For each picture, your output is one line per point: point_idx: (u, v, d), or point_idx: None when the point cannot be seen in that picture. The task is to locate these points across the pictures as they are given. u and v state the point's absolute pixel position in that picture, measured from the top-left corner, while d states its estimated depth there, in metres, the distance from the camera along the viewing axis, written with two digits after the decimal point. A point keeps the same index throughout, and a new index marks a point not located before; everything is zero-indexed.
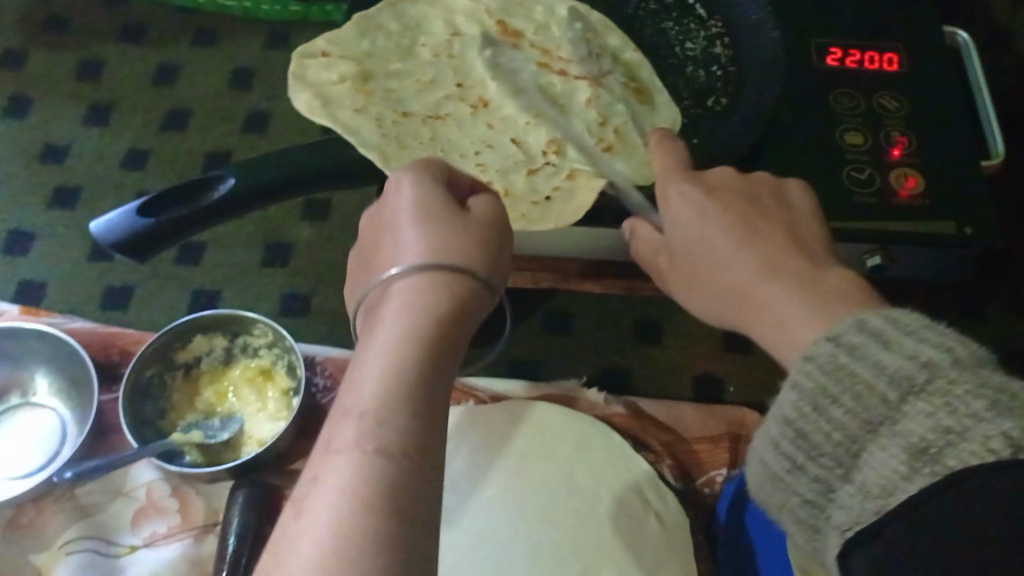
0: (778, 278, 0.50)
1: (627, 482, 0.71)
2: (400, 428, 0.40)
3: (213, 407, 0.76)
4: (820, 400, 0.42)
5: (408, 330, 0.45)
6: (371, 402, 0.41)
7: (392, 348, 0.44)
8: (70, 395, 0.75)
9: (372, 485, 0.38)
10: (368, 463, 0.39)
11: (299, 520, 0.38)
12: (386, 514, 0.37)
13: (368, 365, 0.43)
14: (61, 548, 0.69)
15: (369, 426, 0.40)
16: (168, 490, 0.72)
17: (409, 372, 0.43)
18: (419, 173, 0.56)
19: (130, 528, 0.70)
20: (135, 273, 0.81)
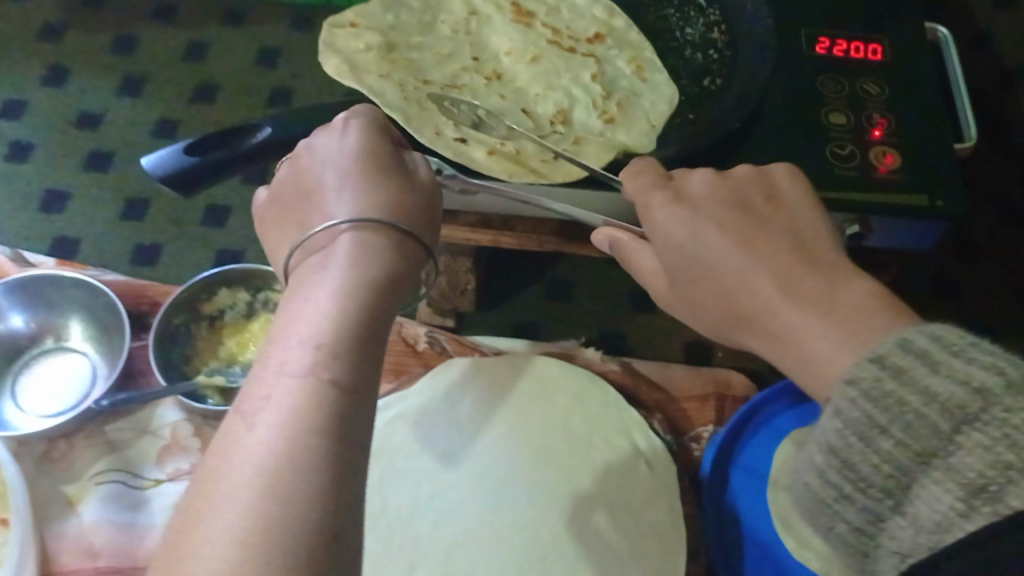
0: (786, 277, 0.46)
1: (622, 431, 0.74)
2: (353, 366, 0.42)
3: (234, 356, 0.82)
4: (866, 431, 0.38)
5: (360, 275, 0.46)
6: (327, 335, 0.43)
7: (343, 290, 0.45)
8: (102, 342, 0.82)
9: (328, 412, 0.40)
10: (325, 390, 0.40)
11: (253, 432, 0.39)
12: (341, 439, 0.39)
13: (316, 303, 0.45)
14: (91, 479, 0.75)
15: (324, 356, 0.42)
16: (191, 431, 0.78)
17: (358, 314, 0.44)
18: (373, 130, 0.57)
19: (155, 464, 0.76)
20: (162, 233, 0.90)
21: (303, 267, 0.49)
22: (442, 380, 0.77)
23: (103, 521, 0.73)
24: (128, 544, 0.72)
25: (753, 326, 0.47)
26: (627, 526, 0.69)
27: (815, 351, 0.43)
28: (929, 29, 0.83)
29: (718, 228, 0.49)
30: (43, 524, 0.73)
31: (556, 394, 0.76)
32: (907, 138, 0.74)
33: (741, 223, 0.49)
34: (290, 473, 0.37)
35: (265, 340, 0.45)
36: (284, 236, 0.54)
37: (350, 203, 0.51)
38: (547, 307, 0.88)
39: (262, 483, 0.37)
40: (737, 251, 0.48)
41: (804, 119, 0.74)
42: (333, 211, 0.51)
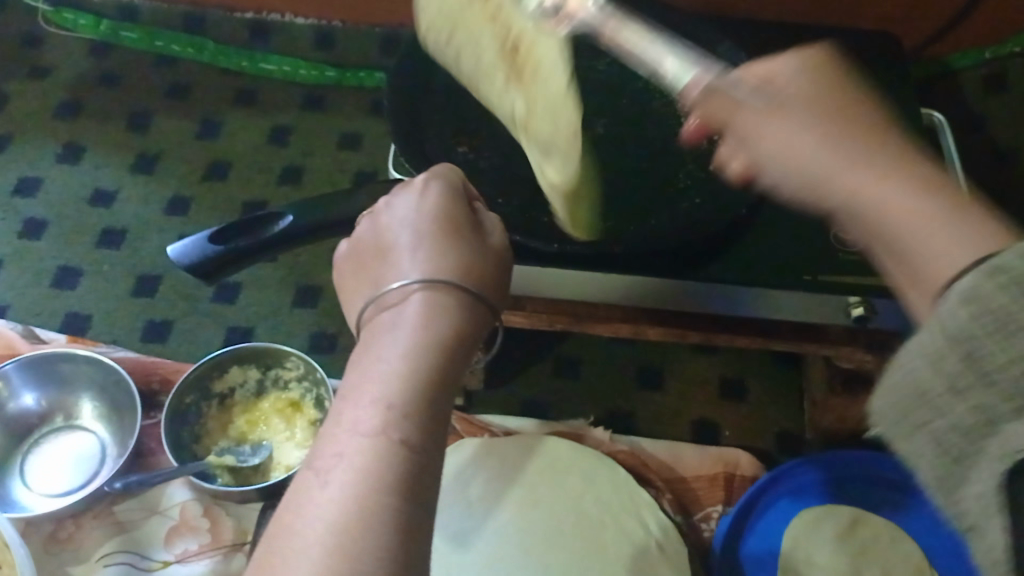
0: (893, 176, 0.46)
1: (632, 513, 0.74)
2: (422, 429, 0.42)
3: (244, 435, 0.82)
4: None
5: (432, 339, 0.45)
6: (399, 396, 0.42)
7: (415, 351, 0.44)
8: (112, 420, 0.82)
9: (398, 474, 0.39)
10: (396, 452, 0.40)
11: (324, 492, 0.39)
12: (409, 505, 0.39)
13: (388, 360, 0.44)
14: (98, 561, 0.75)
15: (395, 418, 0.41)
16: (200, 510, 0.78)
17: (429, 378, 0.44)
18: (447, 187, 0.55)
19: (164, 545, 0.76)
20: (173, 310, 0.90)
21: (374, 326, 0.47)
22: (453, 460, 0.77)
23: None
24: None
25: (858, 218, 0.47)
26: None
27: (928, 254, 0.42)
28: (925, 115, 0.85)
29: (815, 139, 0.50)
30: None
31: (568, 473, 0.76)
32: None
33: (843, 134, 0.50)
34: (357, 539, 0.37)
35: (336, 396, 0.44)
36: (355, 289, 0.52)
37: (421, 259, 0.50)
38: (556, 385, 0.88)
39: (333, 549, 0.37)
40: (828, 154, 0.49)
41: None
42: (406, 267, 0.50)
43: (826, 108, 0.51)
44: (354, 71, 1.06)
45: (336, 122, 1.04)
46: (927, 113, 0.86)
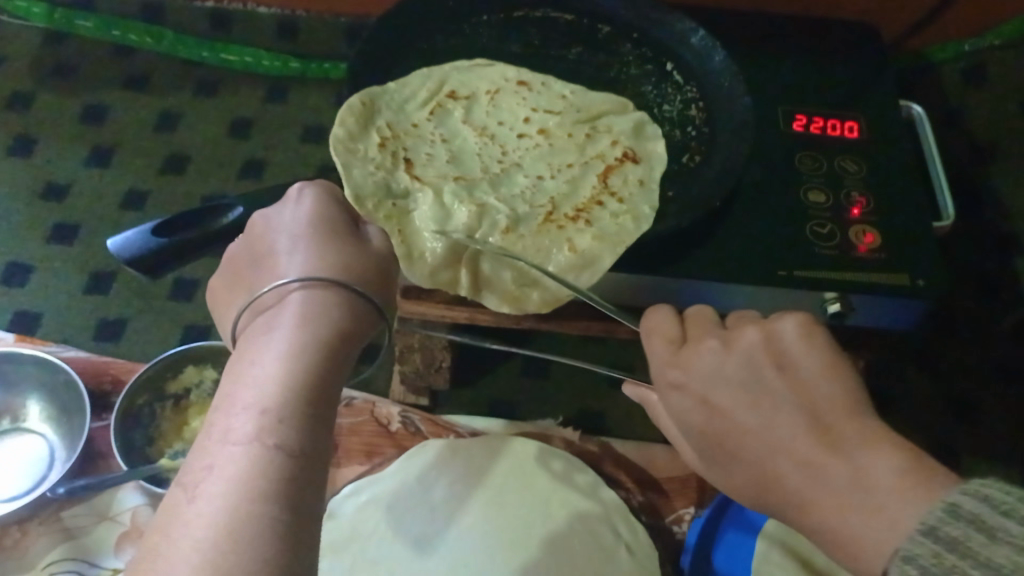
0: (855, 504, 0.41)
1: (599, 514, 0.72)
2: (300, 427, 0.41)
3: (200, 437, 0.78)
4: None
5: (310, 337, 0.44)
6: (273, 399, 0.41)
7: (291, 352, 0.43)
8: (60, 421, 0.78)
9: (270, 478, 0.38)
10: (270, 453, 0.39)
11: (193, 503, 0.38)
12: (289, 502, 0.38)
13: (261, 365, 0.43)
14: (44, 569, 0.71)
15: (267, 422, 0.40)
16: (152, 515, 0.74)
17: (306, 377, 0.42)
18: (322, 191, 0.54)
19: (114, 552, 0.73)
20: (128, 307, 0.87)
21: (250, 332, 0.46)
22: (416, 463, 0.74)
23: None
24: None
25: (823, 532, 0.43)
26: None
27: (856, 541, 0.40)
28: (902, 107, 0.84)
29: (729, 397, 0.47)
30: None
31: (535, 478, 0.74)
32: (887, 216, 0.74)
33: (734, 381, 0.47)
34: (227, 550, 0.36)
35: (210, 408, 0.43)
36: (235, 303, 0.51)
37: (302, 264, 0.48)
38: (524, 384, 0.86)
39: (204, 557, 0.36)
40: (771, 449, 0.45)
41: (785, 197, 0.74)
42: (288, 274, 0.48)
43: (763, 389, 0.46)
44: (319, 61, 1.03)
45: (300, 114, 1.01)
46: (905, 103, 0.84)
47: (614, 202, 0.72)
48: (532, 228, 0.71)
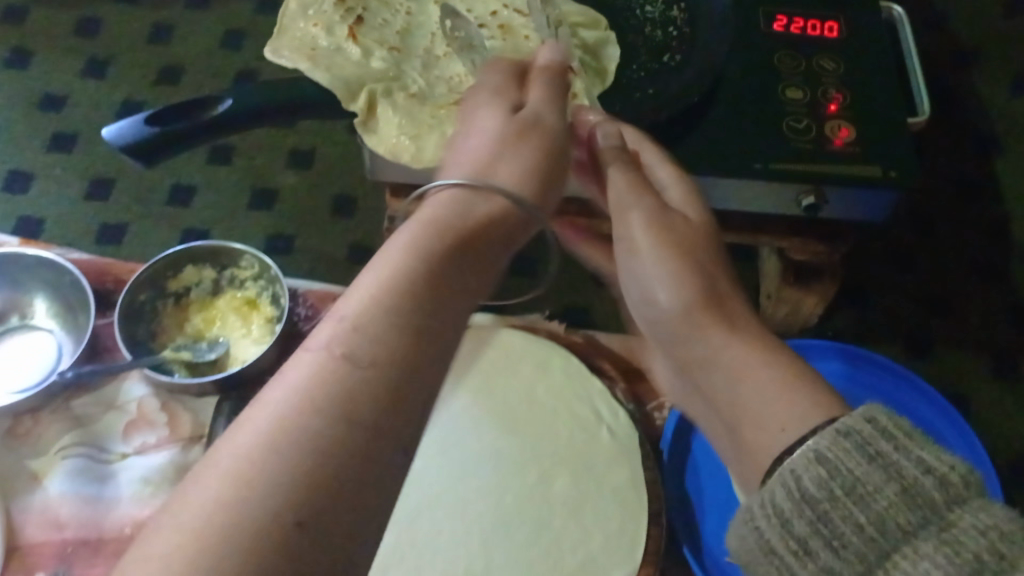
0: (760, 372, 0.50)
1: (581, 399, 0.75)
2: (377, 343, 0.37)
3: (201, 332, 0.83)
4: (855, 488, 0.41)
5: (414, 244, 0.41)
6: (358, 308, 0.38)
7: (396, 257, 0.41)
8: (67, 319, 0.82)
9: (331, 386, 0.35)
10: (338, 393, 0.35)
11: (253, 408, 0.35)
12: (338, 420, 0.34)
13: (366, 269, 0.41)
14: (57, 454, 0.75)
15: (343, 330, 0.37)
16: (158, 405, 0.78)
17: (406, 282, 0.40)
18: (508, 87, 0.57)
19: (121, 438, 0.76)
20: (126, 213, 0.92)
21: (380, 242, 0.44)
22: None
23: (71, 495, 0.73)
24: (94, 517, 0.72)
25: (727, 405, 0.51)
26: (586, 493, 0.70)
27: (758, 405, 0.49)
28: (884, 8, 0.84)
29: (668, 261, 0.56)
30: (10, 497, 0.73)
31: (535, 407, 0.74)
32: (864, 112, 0.76)
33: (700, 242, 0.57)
34: (263, 458, 0.33)
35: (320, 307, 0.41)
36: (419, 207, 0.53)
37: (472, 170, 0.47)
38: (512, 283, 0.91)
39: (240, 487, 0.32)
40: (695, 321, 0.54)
41: (764, 93, 0.76)
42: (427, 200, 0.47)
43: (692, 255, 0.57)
44: None
45: None
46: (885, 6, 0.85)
47: (533, 106, 0.72)
48: (438, 103, 0.72)
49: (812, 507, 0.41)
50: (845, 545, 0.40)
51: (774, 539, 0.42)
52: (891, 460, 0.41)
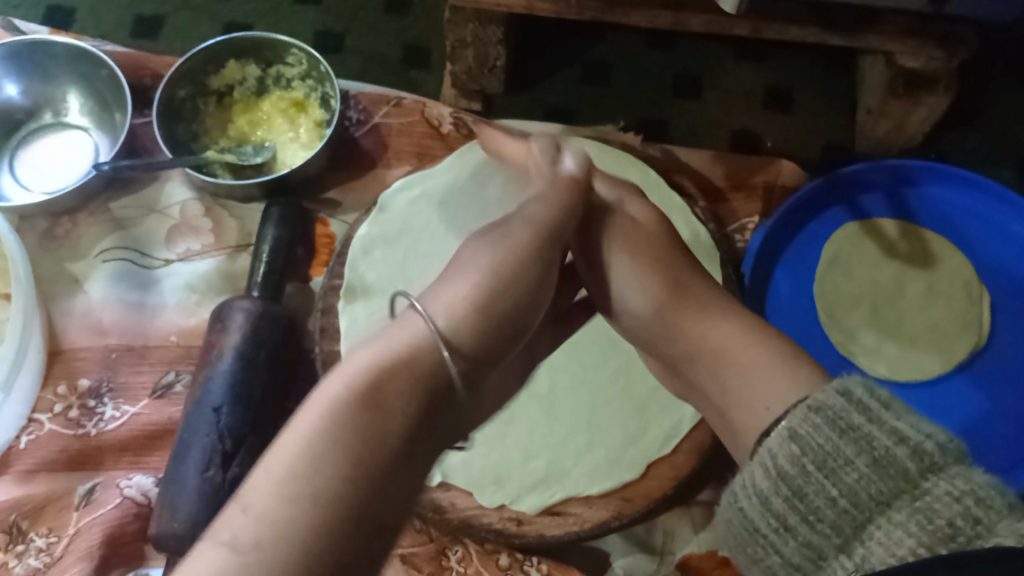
0: (760, 351, 0.47)
1: (658, 216, 0.68)
2: (382, 404, 0.32)
3: (244, 136, 0.76)
4: (826, 464, 0.37)
5: (381, 359, 0.34)
6: (364, 366, 0.33)
7: (376, 358, 0.34)
8: (103, 117, 0.76)
9: (349, 462, 0.29)
10: (360, 419, 0.31)
11: (231, 516, 0.27)
12: (339, 499, 0.28)
13: (344, 363, 0.34)
14: (97, 258, 0.71)
15: (341, 406, 0.31)
16: (200, 210, 0.73)
17: (392, 374, 0.33)
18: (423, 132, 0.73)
19: (164, 243, 0.72)
20: (164, 4, 0.90)
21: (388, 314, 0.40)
22: (469, 161, 0.71)
23: (113, 300, 0.69)
24: (138, 323, 0.69)
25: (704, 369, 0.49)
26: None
27: (747, 396, 0.46)
28: None
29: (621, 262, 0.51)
30: (50, 301, 0.69)
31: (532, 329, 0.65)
32: None
33: (651, 251, 0.52)
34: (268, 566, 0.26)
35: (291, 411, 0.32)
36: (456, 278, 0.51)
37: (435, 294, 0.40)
38: (582, 90, 0.86)
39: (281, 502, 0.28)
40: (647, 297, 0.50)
41: None
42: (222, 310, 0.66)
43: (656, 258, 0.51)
44: None
45: None
46: None
47: None
48: None
49: (789, 480, 0.39)
50: (818, 518, 0.37)
51: (757, 519, 0.39)
52: (860, 433, 0.37)
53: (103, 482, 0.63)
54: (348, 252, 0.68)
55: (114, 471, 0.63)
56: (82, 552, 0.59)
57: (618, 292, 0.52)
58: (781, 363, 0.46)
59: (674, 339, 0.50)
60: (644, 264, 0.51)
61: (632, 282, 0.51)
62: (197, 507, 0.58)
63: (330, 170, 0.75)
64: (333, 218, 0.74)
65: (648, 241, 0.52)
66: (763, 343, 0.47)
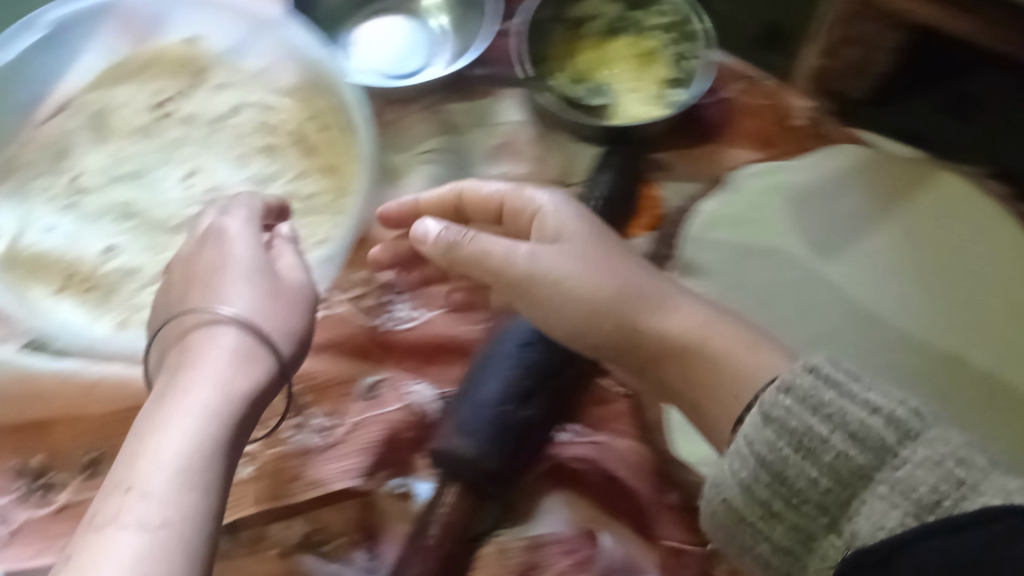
0: (727, 335, 0.51)
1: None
2: (190, 497, 0.40)
3: (584, 73, 0.71)
4: (807, 445, 0.42)
5: (208, 416, 0.44)
6: (186, 485, 0.41)
7: (184, 449, 0.42)
8: (447, 22, 0.75)
9: (184, 556, 0.38)
10: (188, 485, 0.41)
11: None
12: None
13: (161, 438, 0.42)
14: (418, 156, 0.68)
15: (182, 499, 0.40)
16: (530, 137, 0.69)
17: (210, 458, 0.42)
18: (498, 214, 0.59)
19: (487, 159, 0.68)
20: None
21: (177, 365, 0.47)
22: (835, 163, 0.67)
23: None
24: None
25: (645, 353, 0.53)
26: (1005, 400, 0.58)
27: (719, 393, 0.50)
28: None
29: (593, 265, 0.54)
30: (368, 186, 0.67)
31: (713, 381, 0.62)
32: None
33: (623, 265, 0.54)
34: None
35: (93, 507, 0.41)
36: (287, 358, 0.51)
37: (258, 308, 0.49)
38: None
39: (163, 546, 0.38)
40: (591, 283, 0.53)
41: None
42: (206, 317, 0.49)
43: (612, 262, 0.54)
44: None
45: None
46: None
47: None
48: None
49: (770, 466, 0.43)
50: (801, 498, 0.42)
51: (742, 505, 0.44)
52: (832, 410, 0.42)
53: (387, 378, 0.62)
54: (692, 222, 0.65)
55: (399, 372, 0.63)
56: (360, 447, 0.59)
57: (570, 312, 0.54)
58: (679, 339, 0.52)
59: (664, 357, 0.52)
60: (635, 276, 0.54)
61: (567, 269, 0.54)
62: (482, 427, 0.57)
63: (670, 132, 0.70)
64: (665, 182, 0.68)
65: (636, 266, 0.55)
66: (735, 329, 0.51)
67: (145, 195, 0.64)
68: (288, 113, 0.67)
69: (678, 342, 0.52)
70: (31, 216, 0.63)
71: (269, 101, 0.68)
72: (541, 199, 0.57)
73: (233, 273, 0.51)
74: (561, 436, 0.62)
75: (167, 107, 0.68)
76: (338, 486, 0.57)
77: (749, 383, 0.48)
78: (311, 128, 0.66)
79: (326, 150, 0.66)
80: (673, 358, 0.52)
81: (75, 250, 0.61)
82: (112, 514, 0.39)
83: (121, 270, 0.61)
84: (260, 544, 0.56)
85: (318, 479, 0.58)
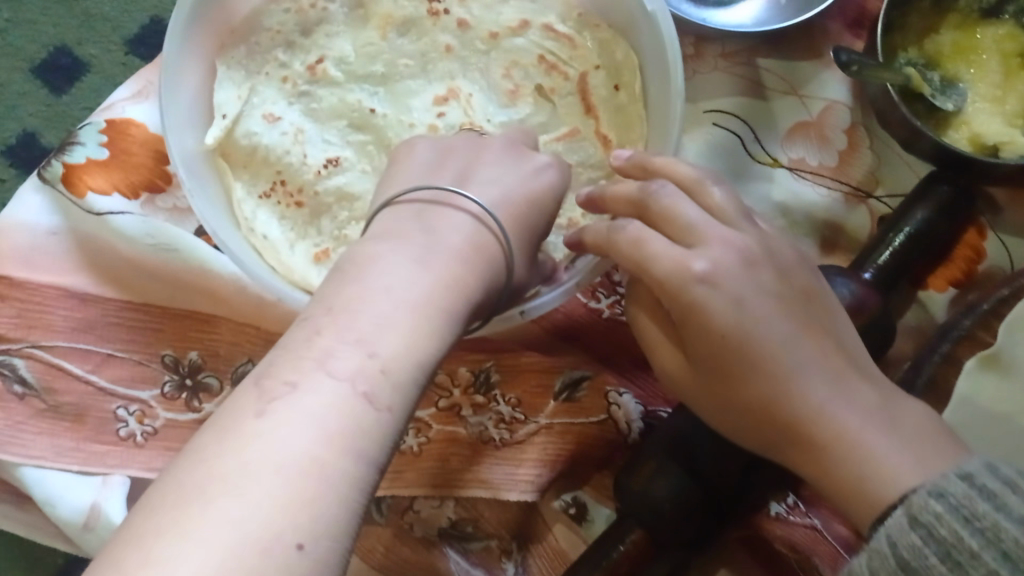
0: (882, 407, 0.40)
1: None
2: (367, 420, 0.30)
3: (936, 61, 0.56)
4: (952, 552, 0.33)
5: (430, 300, 0.34)
6: (359, 415, 0.30)
7: (401, 329, 0.33)
8: None
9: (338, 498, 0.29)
10: (346, 423, 0.30)
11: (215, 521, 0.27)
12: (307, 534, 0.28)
13: (371, 316, 0.33)
14: (706, 114, 0.56)
15: (345, 439, 0.30)
16: (845, 124, 0.55)
17: (428, 344, 0.33)
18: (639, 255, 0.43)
19: (783, 138, 0.55)
20: None
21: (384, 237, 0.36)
22: None
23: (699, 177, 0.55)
24: None
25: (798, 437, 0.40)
26: None
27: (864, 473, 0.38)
28: None
29: (784, 322, 0.41)
30: None
31: None
32: None
33: (809, 319, 0.41)
34: None
35: (205, 451, 0.29)
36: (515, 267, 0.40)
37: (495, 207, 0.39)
38: None
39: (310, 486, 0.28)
40: (780, 339, 0.40)
41: None
42: (444, 198, 0.39)
43: (806, 325, 0.41)
44: None
45: None
46: None
47: None
48: None
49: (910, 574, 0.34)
50: None
51: None
52: (986, 518, 0.33)
53: (592, 380, 0.51)
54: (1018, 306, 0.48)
55: (604, 373, 0.52)
56: (545, 456, 0.50)
57: (750, 369, 0.40)
58: (875, 414, 0.39)
59: (804, 406, 0.40)
60: (813, 324, 0.41)
61: (771, 318, 0.40)
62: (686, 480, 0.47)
63: None
64: (990, 230, 0.54)
65: (816, 321, 0.42)
66: (893, 406, 0.40)
67: (388, 109, 0.53)
68: (580, 55, 0.54)
69: (814, 437, 0.40)
70: (257, 94, 0.53)
71: (561, 29, 0.54)
72: (697, 268, 0.40)
73: (482, 174, 0.41)
74: (771, 509, 0.51)
75: (437, 4, 0.55)
76: (507, 497, 0.49)
77: (885, 484, 0.38)
78: (606, 92, 0.54)
79: (624, 138, 0.53)
80: (799, 446, 0.40)
81: (296, 151, 0.52)
82: (264, 426, 0.29)
83: (337, 193, 0.51)
84: (409, 518, 0.51)
85: (487, 482, 0.50)
